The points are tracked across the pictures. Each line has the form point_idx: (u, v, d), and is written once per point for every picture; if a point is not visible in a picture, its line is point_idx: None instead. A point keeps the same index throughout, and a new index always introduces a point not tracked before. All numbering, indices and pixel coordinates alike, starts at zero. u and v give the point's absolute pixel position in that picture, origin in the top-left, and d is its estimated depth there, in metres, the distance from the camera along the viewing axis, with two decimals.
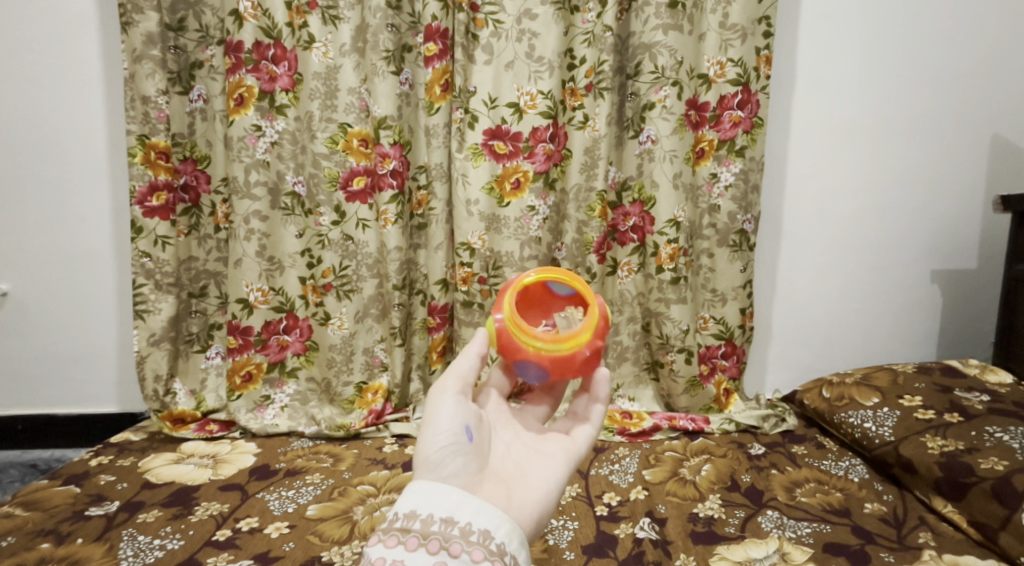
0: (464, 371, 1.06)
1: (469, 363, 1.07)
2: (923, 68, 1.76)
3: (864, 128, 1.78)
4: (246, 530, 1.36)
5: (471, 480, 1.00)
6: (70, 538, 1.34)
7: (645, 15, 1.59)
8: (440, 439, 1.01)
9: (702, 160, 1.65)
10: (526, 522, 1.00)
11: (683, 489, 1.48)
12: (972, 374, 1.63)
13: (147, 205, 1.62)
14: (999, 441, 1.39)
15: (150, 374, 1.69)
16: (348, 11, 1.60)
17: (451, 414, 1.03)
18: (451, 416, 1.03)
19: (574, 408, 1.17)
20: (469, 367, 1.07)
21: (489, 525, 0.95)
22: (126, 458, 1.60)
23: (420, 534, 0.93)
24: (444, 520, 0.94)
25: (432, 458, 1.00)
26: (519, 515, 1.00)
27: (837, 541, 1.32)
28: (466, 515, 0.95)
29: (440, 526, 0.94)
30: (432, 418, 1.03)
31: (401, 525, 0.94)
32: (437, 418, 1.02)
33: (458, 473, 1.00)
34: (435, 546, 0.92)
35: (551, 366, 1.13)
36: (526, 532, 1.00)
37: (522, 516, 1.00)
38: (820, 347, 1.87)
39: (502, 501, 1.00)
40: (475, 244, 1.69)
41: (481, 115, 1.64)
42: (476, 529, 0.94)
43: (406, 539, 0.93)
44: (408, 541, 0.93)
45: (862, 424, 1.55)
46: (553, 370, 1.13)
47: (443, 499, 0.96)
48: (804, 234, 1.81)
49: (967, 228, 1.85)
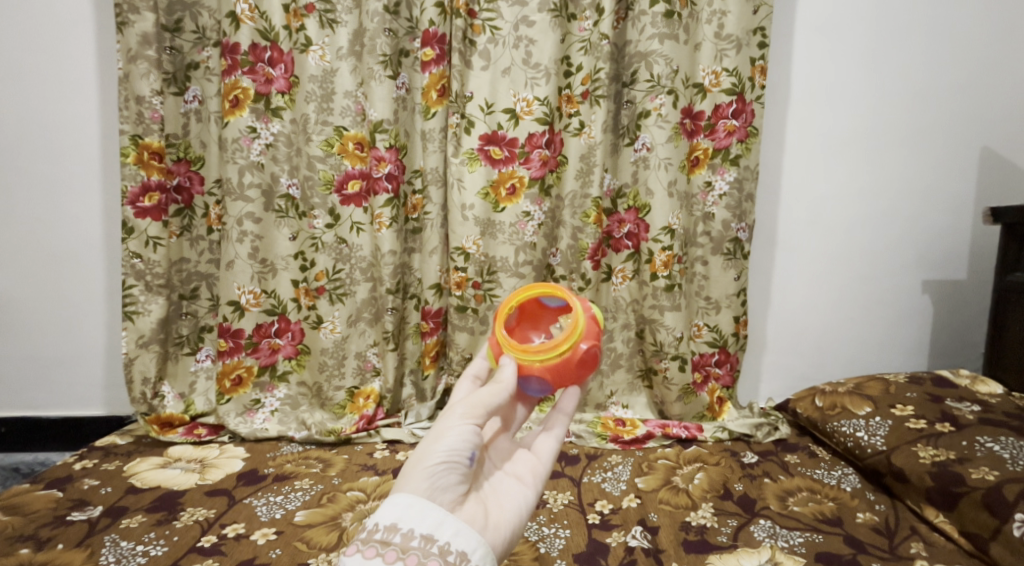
0: (485, 401, 1.03)
1: (491, 395, 1.03)
2: (916, 81, 1.79)
3: (858, 139, 1.79)
4: (233, 537, 1.34)
5: (451, 499, 0.98)
6: (50, 544, 1.31)
7: (642, 24, 1.61)
8: (431, 455, 0.98)
9: (697, 169, 1.67)
10: (501, 542, 1.00)
11: (675, 497, 1.47)
12: (963, 385, 1.63)
13: (139, 206, 1.61)
14: (990, 451, 1.39)
15: (138, 377, 1.66)
16: (346, 15, 1.61)
17: (447, 434, 0.99)
18: (455, 435, 0.99)
19: (558, 403, 1.14)
20: (494, 399, 1.04)
21: (466, 546, 0.95)
22: (110, 462, 1.58)
23: (399, 548, 0.92)
24: (424, 537, 0.93)
25: (420, 471, 0.97)
26: (495, 535, 0.99)
27: (829, 551, 1.31)
28: (446, 534, 0.94)
29: (420, 542, 0.93)
30: (436, 431, 1.00)
31: (381, 538, 0.93)
32: (442, 435, 0.99)
33: (441, 491, 0.97)
34: (413, 561, 0.92)
35: (552, 378, 1.12)
36: (499, 551, 1.00)
37: (498, 536, 0.99)
38: (813, 355, 1.88)
39: (478, 522, 0.98)
40: (470, 248, 1.69)
41: (477, 120, 1.65)
42: (453, 550, 0.94)
43: (385, 551, 0.92)
44: (386, 553, 0.93)
45: (854, 434, 1.55)
46: (553, 379, 1.13)
47: (425, 516, 0.95)
48: (797, 243, 1.82)
49: (957, 240, 1.86)
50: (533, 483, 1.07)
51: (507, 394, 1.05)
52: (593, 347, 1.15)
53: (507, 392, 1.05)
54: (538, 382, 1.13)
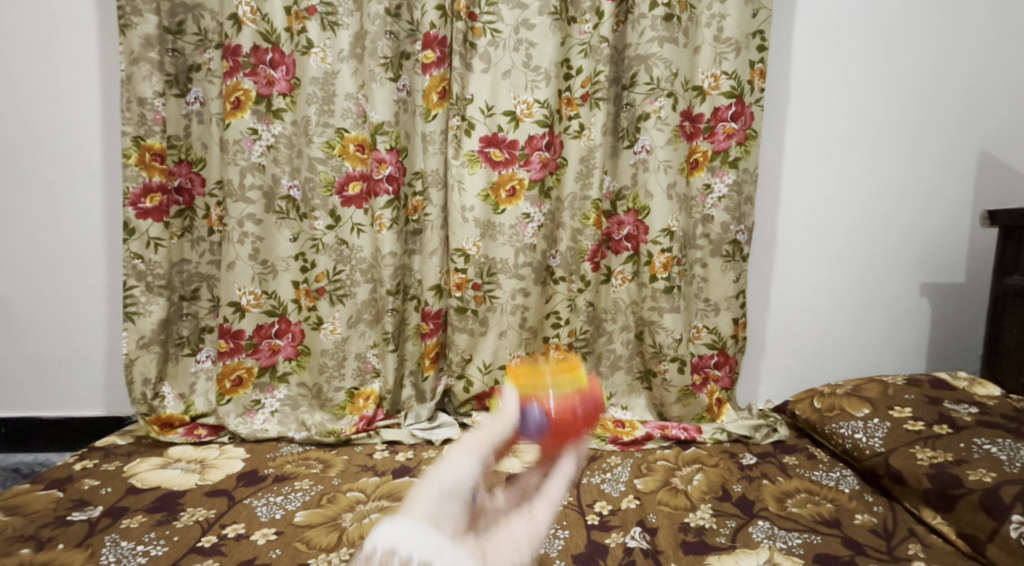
0: (490, 436, 1.04)
1: (497, 430, 1.05)
2: (916, 85, 1.80)
3: (858, 143, 1.80)
4: (233, 537, 1.35)
5: (452, 529, 0.96)
6: (50, 544, 1.31)
7: (641, 27, 1.62)
8: (435, 481, 0.98)
9: (696, 171, 1.67)
10: None
11: (674, 499, 1.48)
12: (961, 387, 1.63)
13: (140, 207, 1.62)
14: (987, 453, 1.40)
15: (138, 378, 1.67)
16: (347, 18, 1.62)
17: (453, 464, 1.00)
18: (461, 465, 1.00)
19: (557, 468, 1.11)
20: (499, 435, 1.05)
21: None
22: (111, 462, 1.58)
23: None
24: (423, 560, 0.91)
25: (424, 497, 0.97)
26: None
27: (828, 552, 1.32)
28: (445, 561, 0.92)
29: None
30: (442, 461, 1.01)
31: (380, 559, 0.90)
32: (448, 463, 1.00)
33: (443, 521, 0.96)
34: None
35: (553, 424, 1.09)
36: None
37: None
38: (813, 358, 1.88)
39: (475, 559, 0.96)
40: (470, 250, 1.70)
41: (477, 122, 1.65)
42: None
43: None
44: None
45: (852, 435, 1.56)
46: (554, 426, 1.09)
47: (426, 541, 0.92)
48: (797, 245, 1.83)
49: (955, 244, 1.87)
50: (529, 538, 1.05)
51: (508, 429, 1.06)
52: (597, 409, 1.15)
53: (509, 427, 1.06)
54: (537, 421, 1.09)
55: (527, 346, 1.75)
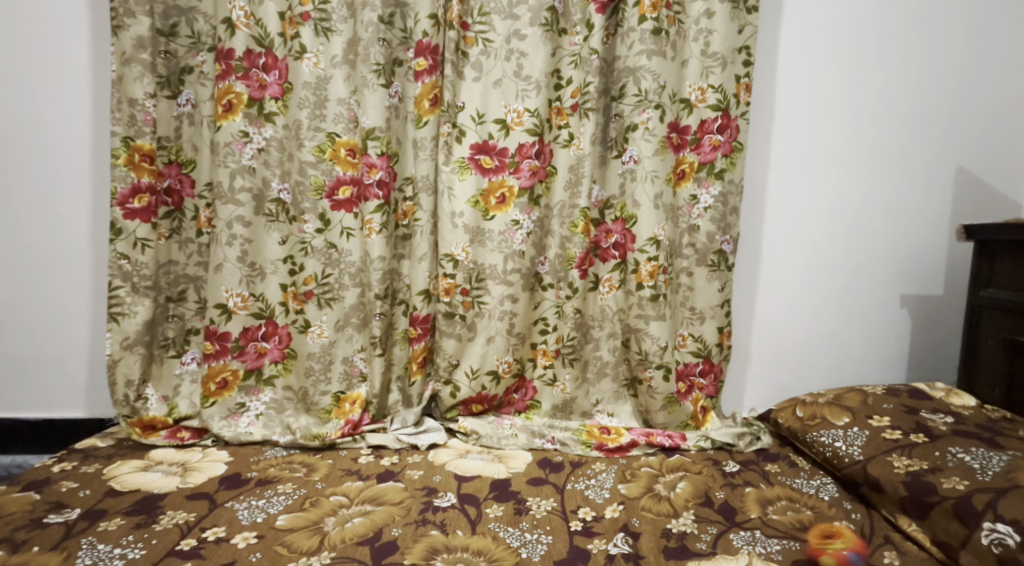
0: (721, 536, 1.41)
1: None
2: (878, 99, 1.85)
3: (831, 157, 1.85)
4: (213, 540, 1.34)
5: None
6: (25, 546, 1.30)
7: (630, 40, 1.65)
8: None
9: (682, 182, 1.70)
10: None
11: (657, 505, 1.49)
12: (937, 397, 1.67)
13: (128, 207, 1.62)
14: (960, 461, 1.43)
15: (122, 378, 1.65)
16: (341, 24, 1.63)
17: None
18: None
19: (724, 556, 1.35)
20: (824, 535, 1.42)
21: None
22: (90, 464, 1.56)
23: None
24: None
25: None
26: None
27: (806, 558, 1.34)
28: None
29: None
30: None
31: None
32: None
33: None
34: None
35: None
36: None
37: None
38: (797, 367, 1.92)
39: None
40: (459, 255, 1.71)
41: (468, 130, 1.68)
42: None
43: None
44: None
45: (833, 444, 1.59)
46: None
47: None
48: (779, 258, 1.87)
49: (932, 255, 1.92)
50: None
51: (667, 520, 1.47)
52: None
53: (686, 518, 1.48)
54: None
55: (514, 352, 1.77)
